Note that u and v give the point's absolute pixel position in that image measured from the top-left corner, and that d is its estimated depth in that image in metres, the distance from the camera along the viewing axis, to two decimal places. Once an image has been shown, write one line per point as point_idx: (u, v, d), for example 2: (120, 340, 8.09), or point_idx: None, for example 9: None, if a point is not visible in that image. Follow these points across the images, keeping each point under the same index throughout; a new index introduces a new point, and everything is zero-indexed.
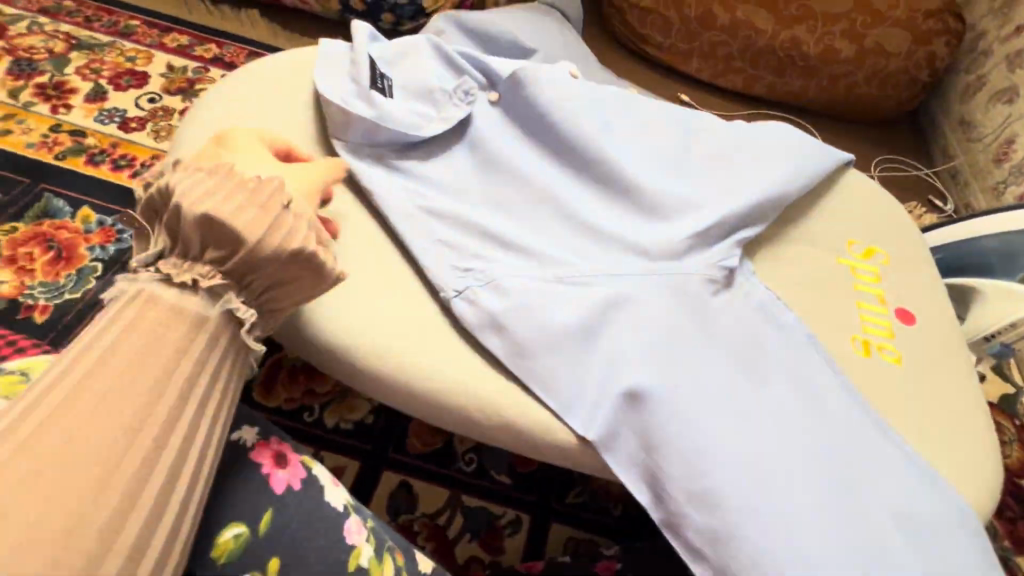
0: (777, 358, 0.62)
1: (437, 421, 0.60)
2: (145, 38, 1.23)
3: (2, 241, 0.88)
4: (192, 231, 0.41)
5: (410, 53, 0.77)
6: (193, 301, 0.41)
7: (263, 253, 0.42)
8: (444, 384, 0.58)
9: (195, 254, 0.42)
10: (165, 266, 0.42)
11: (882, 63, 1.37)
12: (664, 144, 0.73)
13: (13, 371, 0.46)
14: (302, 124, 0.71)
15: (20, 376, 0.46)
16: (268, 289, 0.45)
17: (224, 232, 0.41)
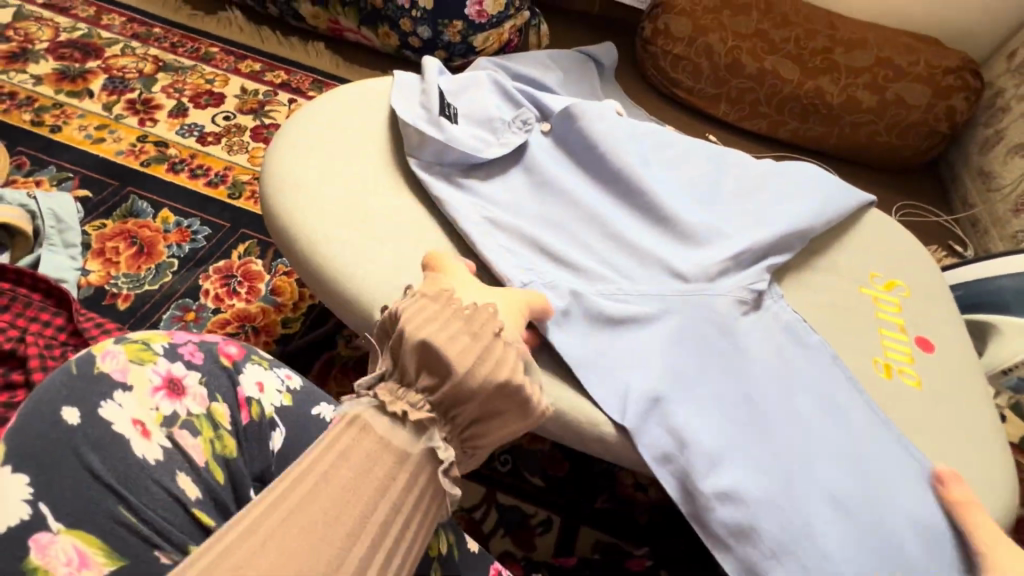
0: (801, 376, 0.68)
1: None
2: (223, 63, 1.36)
3: (93, 236, 0.97)
4: (411, 358, 0.44)
5: (473, 86, 0.86)
6: (400, 433, 0.41)
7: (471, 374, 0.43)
8: None
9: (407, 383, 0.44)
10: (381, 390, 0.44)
11: (902, 114, 1.45)
12: (700, 178, 0.81)
13: (136, 340, 0.51)
14: (376, 141, 0.79)
15: (143, 344, 0.51)
16: (468, 423, 0.45)
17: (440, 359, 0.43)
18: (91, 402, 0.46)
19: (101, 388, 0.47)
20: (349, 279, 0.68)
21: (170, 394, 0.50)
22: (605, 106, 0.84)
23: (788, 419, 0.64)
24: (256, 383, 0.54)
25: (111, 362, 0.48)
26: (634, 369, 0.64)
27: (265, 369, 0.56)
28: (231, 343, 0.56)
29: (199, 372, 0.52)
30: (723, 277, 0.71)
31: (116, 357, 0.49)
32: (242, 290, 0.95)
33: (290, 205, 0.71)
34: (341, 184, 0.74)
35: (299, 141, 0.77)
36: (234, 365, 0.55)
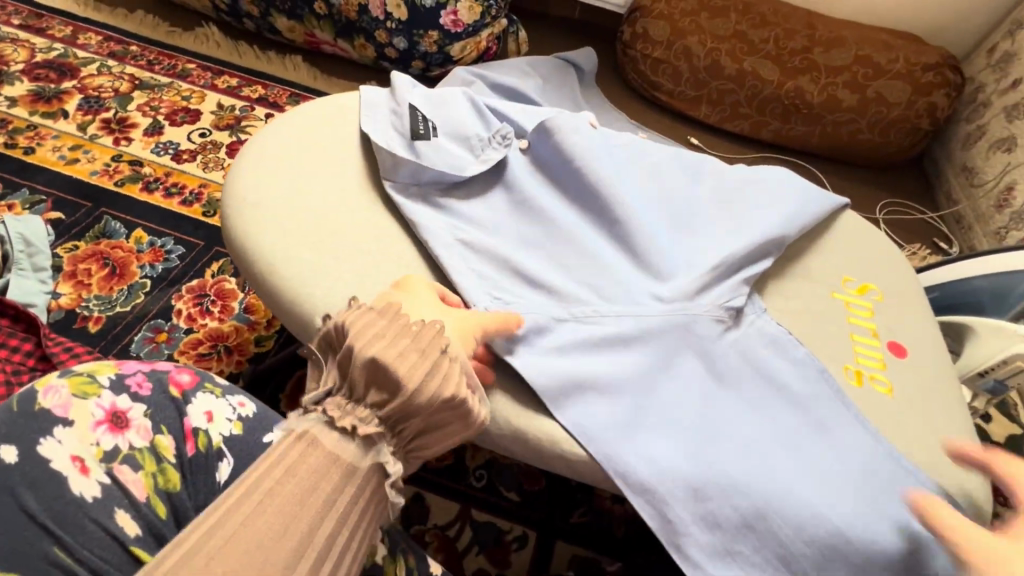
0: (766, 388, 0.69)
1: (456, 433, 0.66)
2: (200, 80, 1.36)
3: (64, 258, 0.97)
4: (362, 374, 0.44)
5: (447, 102, 0.87)
6: (349, 448, 0.42)
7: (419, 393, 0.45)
8: None
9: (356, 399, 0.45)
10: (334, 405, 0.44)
11: (882, 112, 1.44)
12: (671, 189, 0.82)
13: (82, 373, 0.52)
14: (342, 156, 0.79)
15: (88, 376, 0.52)
16: (416, 434, 0.47)
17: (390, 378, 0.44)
18: (30, 438, 0.47)
19: (40, 425, 0.48)
20: (311, 299, 0.67)
21: (112, 427, 0.50)
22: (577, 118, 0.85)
23: (752, 430, 0.65)
24: (205, 413, 0.53)
25: (53, 398, 0.49)
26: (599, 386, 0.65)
27: (215, 398, 0.55)
28: (182, 371, 0.56)
29: (145, 404, 0.52)
30: (690, 289, 0.71)
31: (57, 391, 0.50)
32: (215, 309, 0.94)
33: (252, 223, 0.71)
34: (305, 202, 0.73)
35: (264, 158, 0.76)
36: (182, 395, 0.54)
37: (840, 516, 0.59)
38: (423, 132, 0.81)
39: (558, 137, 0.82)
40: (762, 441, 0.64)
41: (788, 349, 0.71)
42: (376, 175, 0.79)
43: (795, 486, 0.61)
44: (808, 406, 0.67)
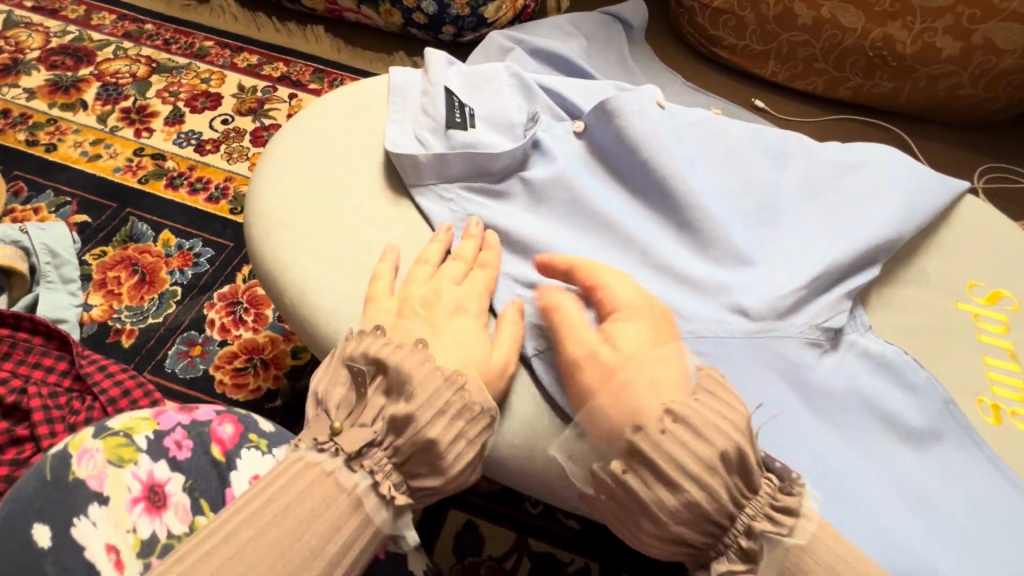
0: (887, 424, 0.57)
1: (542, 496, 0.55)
2: (219, 59, 1.27)
3: (93, 266, 0.92)
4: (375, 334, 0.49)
5: (487, 81, 0.74)
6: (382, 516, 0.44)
7: (453, 458, 0.46)
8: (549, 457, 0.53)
9: (347, 383, 0.49)
10: (343, 439, 0.45)
11: (991, 61, 1.18)
12: (758, 181, 0.69)
13: (117, 434, 0.51)
14: (375, 154, 0.68)
15: (123, 438, 0.51)
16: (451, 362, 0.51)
17: (440, 454, 0.45)
18: (64, 520, 0.47)
19: (75, 502, 0.48)
20: (341, 322, 0.57)
21: (149, 509, 0.50)
22: (641, 94, 0.71)
23: (881, 481, 0.53)
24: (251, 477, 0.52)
25: (88, 466, 0.49)
26: None
27: (260, 456, 0.54)
28: (223, 424, 0.54)
29: (183, 475, 0.52)
30: (793, 308, 0.60)
31: (93, 459, 0.49)
32: (248, 319, 0.89)
33: (278, 241, 0.60)
34: (338, 212, 0.62)
35: (290, 161, 0.66)
36: (224, 453, 0.53)
37: None
38: (459, 119, 0.68)
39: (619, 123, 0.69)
40: (891, 495, 0.53)
41: (911, 376, 0.59)
42: (401, 178, 0.66)
43: (937, 550, 0.50)
44: (938, 447, 0.56)
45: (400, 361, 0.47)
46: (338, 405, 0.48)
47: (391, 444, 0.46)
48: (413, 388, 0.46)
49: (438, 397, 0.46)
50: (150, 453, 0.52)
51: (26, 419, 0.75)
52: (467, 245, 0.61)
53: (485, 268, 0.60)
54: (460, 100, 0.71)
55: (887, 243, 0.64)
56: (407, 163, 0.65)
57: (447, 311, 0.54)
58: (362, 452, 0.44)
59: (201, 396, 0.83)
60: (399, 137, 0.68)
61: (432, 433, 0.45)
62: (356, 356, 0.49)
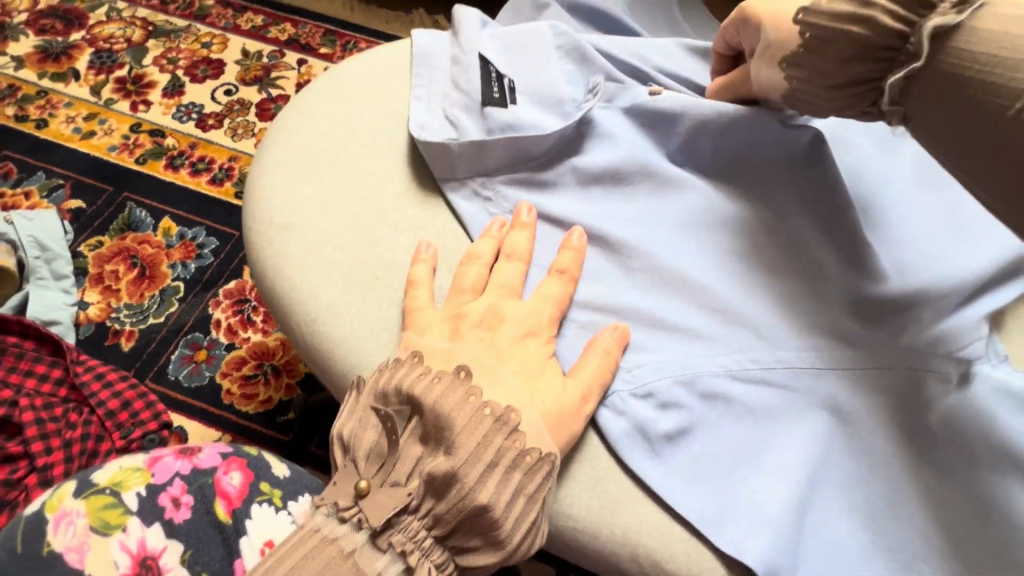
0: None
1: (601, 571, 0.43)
2: (220, 20, 1.14)
3: (88, 258, 0.84)
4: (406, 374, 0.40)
5: (531, 46, 0.61)
6: None
7: (510, 524, 0.38)
8: (609, 531, 0.41)
9: (377, 428, 0.40)
10: (369, 503, 0.38)
11: None
12: (883, 162, 0.53)
13: (103, 492, 0.43)
14: (397, 136, 0.56)
15: (110, 498, 0.43)
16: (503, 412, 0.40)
17: (492, 523, 0.38)
18: None
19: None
20: (360, 349, 0.46)
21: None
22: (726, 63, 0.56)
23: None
24: (263, 543, 0.44)
25: (66, 536, 0.41)
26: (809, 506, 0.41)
27: (274, 514, 0.45)
28: (230, 473, 0.46)
29: (181, 541, 0.43)
30: None
31: (72, 526, 0.41)
32: (257, 320, 0.80)
33: (282, 248, 0.50)
34: (351, 212, 0.52)
35: (296, 147, 0.55)
36: (231, 510, 0.45)
37: None
38: (498, 95, 0.56)
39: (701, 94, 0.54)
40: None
41: None
42: (427, 169, 0.55)
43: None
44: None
45: (438, 401, 0.39)
46: (368, 454, 0.40)
47: (430, 510, 0.38)
48: (455, 437, 0.38)
49: (488, 442, 0.38)
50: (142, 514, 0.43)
51: (18, 435, 0.68)
52: (565, 256, 0.48)
53: (564, 279, 0.48)
54: (498, 69, 0.58)
55: None
56: (435, 150, 0.53)
57: (514, 336, 0.44)
58: (393, 521, 0.38)
59: (207, 408, 0.75)
60: (426, 117, 0.56)
61: (482, 497, 0.37)
62: (389, 395, 0.40)
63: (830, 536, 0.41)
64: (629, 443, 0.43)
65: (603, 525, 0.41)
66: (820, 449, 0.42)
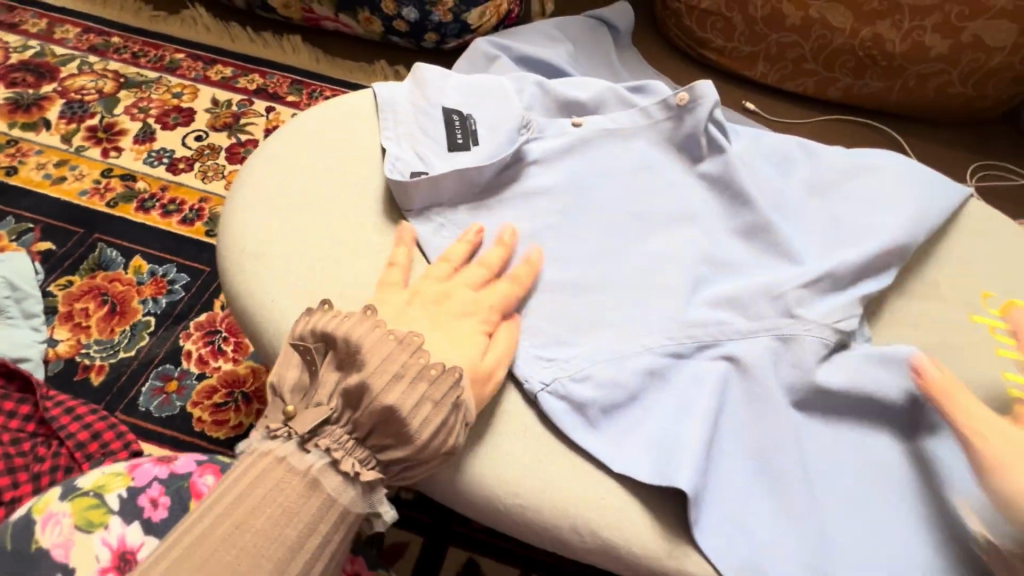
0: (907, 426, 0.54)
1: (546, 547, 0.48)
2: (191, 72, 1.21)
3: (59, 297, 0.87)
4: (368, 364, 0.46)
5: (491, 92, 0.71)
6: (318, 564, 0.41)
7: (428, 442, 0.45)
8: (551, 503, 0.47)
9: (299, 366, 0.47)
10: (297, 422, 0.44)
11: (981, 59, 1.17)
12: (766, 190, 0.66)
13: (86, 494, 0.46)
14: (360, 174, 0.63)
15: (92, 499, 0.46)
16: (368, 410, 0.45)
17: (401, 421, 0.44)
18: None
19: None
20: None
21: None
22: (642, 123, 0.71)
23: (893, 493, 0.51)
24: None
25: (53, 534, 0.45)
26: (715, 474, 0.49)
27: None
28: (204, 477, 0.49)
29: (158, 537, 0.46)
30: (799, 311, 0.58)
31: (59, 524, 0.45)
32: (228, 349, 0.83)
33: (256, 276, 0.56)
34: (319, 243, 0.58)
35: (265, 188, 0.61)
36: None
37: None
38: (461, 139, 0.66)
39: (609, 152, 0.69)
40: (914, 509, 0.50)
41: None
42: (394, 204, 0.62)
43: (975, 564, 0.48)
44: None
45: (348, 332, 0.46)
46: (293, 390, 0.47)
47: (350, 418, 0.45)
48: (365, 356, 0.45)
49: (392, 360, 0.45)
50: (123, 514, 0.47)
51: None
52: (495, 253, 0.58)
53: (473, 248, 0.59)
54: (461, 115, 0.68)
55: (902, 257, 0.62)
56: (397, 187, 0.61)
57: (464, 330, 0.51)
58: (317, 430, 0.44)
59: (178, 436, 0.77)
60: (398, 151, 0.64)
61: (390, 399, 0.44)
62: (305, 334, 0.48)
63: (733, 495, 0.49)
64: (566, 418, 0.50)
65: (545, 502, 0.47)
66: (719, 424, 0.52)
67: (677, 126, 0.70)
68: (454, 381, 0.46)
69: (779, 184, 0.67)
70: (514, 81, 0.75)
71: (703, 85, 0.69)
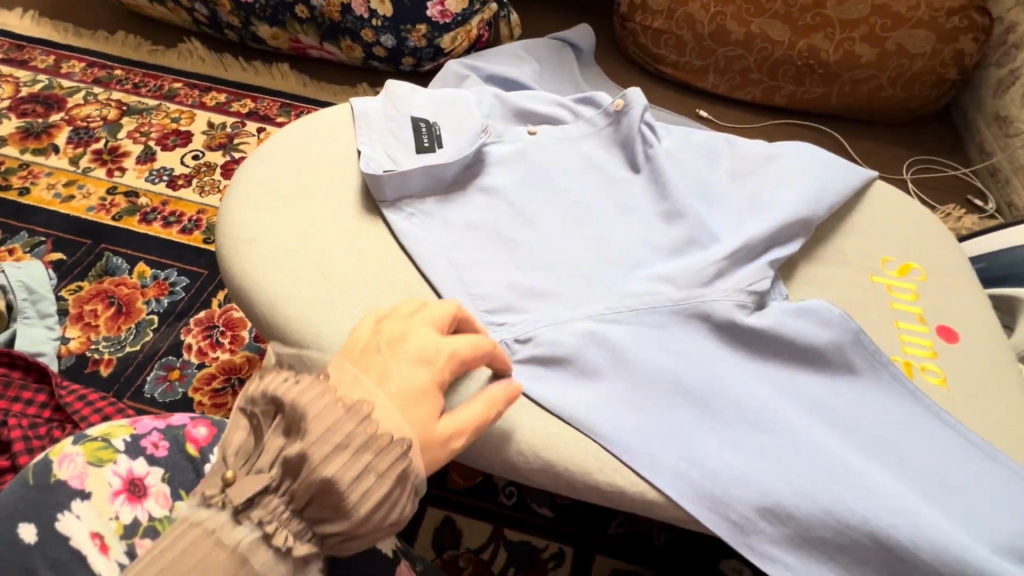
0: (817, 365, 0.63)
1: (500, 473, 0.58)
2: (188, 99, 1.32)
3: (70, 300, 0.95)
4: None
5: (454, 103, 0.81)
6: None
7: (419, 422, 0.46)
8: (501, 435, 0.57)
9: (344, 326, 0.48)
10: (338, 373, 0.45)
11: (906, 64, 1.30)
12: (692, 179, 0.77)
13: (96, 439, 0.54)
14: (339, 174, 0.73)
15: (102, 442, 0.54)
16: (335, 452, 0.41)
17: (341, 495, 0.40)
18: (47, 516, 0.48)
19: (57, 499, 0.49)
20: (312, 330, 0.61)
21: (130, 498, 0.53)
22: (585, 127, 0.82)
23: (803, 416, 0.59)
24: None
25: (70, 468, 0.51)
26: (639, 409, 0.59)
27: None
28: (197, 426, 0.59)
29: (161, 468, 0.55)
30: (717, 277, 0.67)
31: (74, 461, 0.52)
32: (225, 341, 0.92)
33: (247, 261, 0.65)
34: (305, 232, 0.67)
35: (255, 187, 0.71)
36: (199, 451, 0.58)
37: (916, 508, 0.53)
38: (427, 143, 0.76)
39: (555, 153, 0.80)
40: (819, 428, 0.58)
41: (861, 347, 0.63)
42: (371, 198, 0.72)
43: (868, 469, 0.56)
44: (852, 378, 0.63)
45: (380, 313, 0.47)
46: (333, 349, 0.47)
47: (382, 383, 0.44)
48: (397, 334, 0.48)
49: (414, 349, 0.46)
50: (128, 453, 0.55)
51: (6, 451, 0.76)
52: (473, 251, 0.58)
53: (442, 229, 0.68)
54: (428, 123, 0.78)
55: (808, 230, 0.72)
56: (372, 180, 0.70)
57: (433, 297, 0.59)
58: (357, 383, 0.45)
59: None
60: (372, 154, 0.74)
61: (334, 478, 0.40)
62: (256, 398, 0.44)
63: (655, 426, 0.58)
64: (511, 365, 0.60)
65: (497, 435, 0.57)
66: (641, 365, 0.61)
67: (616, 128, 0.81)
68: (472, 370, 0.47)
69: (703, 173, 0.78)
70: (474, 93, 0.85)
71: (634, 93, 0.80)
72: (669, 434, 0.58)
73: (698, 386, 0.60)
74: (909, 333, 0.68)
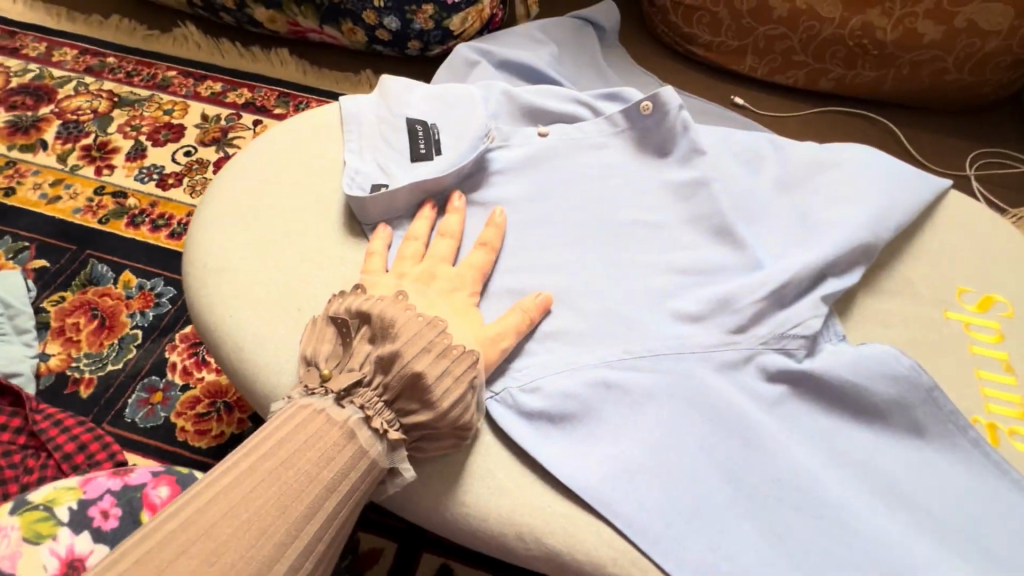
0: (875, 423, 0.53)
1: (501, 554, 0.50)
2: (182, 88, 1.24)
3: (51, 312, 0.90)
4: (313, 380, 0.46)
5: (455, 101, 0.71)
6: None
7: (440, 393, 0.46)
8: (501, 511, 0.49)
9: (333, 339, 0.49)
10: (333, 382, 0.46)
11: (976, 44, 1.12)
12: (732, 190, 0.66)
13: (37, 507, 0.54)
14: (324, 186, 0.64)
15: (41, 512, 0.54)
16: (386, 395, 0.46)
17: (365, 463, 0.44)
18: None
19: None
20: (282, 374, 0.54)
21: None
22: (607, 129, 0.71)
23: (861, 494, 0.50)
24: None
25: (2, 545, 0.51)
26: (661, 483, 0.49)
27: None
28: (158, 488, 0.57)
29: (106, 544, 0.54)
30: (755, 318, 0.57)
31: (8, 536, 0.52)
32: (211, 360, 0.85)
33: (217, 286, 0.58)
34: (284, 255, 0.59)
35: (229, 199, 0.63)
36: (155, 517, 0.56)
37: None
38: (423, 149, 0.66)
39: (571, 160, 0.69)
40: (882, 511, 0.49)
41: (937, 409, 0.52)
42: (354, 218, 0.63)
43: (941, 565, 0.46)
44: (922, 445, 0.52)
45: (383, 311, 0.48)
46: (328, 359, 0.48)
47: (380, 382, 0.46)
48: (397, 331, 0.47)
49: (418, 337, 0.47)
50: (71, 526, 0.54)
51: None
52: (443, 244, 0.59)
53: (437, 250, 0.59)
54: (425, 125, 0.69)
55: (868, 258, 0.61)
56: (355, 201, 0.61)
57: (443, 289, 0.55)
58: (352, 390, 0.46)
59: (162, 446, 0.80)
60: (360, 165, 0.65)
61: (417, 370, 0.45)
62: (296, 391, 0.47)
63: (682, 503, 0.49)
64: (512, 424, 0.51)
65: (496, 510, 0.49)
66: (665, 425, 0.52)
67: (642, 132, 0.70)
68: (471, 360, 0.48)
69: (744, 184, 0.66)
70: (482, 88, 0.75)
71: (667, 91, 0.69)
72: (698, 513, 0.49)
73: (735, 451, 0.51)
74: (993, 386, 0.57)
